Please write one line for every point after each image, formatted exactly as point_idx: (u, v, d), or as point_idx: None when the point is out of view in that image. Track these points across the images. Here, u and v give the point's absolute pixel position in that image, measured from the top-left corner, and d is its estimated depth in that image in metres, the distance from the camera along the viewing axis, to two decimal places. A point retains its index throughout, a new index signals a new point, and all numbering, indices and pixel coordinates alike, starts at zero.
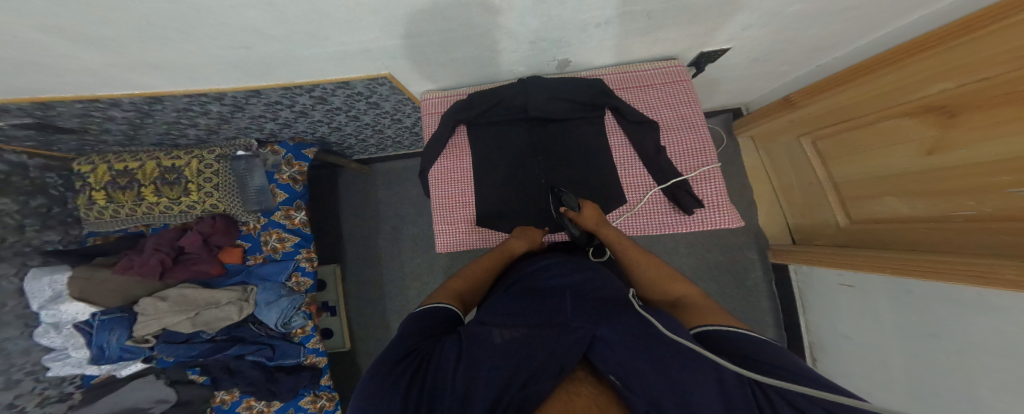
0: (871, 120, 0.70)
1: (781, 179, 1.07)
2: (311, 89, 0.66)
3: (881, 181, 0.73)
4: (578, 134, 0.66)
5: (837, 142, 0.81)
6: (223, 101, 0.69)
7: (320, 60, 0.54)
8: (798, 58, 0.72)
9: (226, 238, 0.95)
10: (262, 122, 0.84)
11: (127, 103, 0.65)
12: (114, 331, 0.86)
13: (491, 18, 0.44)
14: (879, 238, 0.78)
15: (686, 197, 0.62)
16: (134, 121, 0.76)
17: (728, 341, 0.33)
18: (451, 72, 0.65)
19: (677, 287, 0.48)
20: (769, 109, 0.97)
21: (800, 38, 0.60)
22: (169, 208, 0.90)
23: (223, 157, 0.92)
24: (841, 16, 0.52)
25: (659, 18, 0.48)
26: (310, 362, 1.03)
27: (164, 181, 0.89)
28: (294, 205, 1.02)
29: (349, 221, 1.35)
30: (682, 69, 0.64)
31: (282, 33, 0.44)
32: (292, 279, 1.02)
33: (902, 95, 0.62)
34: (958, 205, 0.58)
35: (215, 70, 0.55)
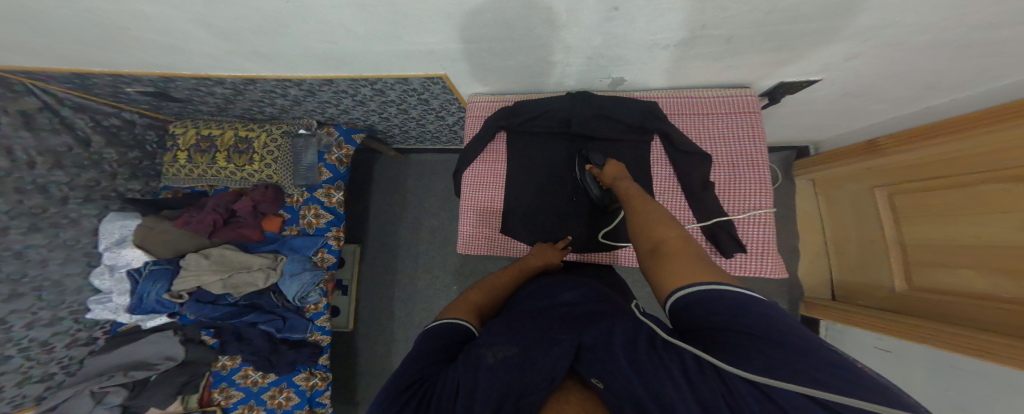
0: (973, 179, 0.60)
1: (836, 229, 0.95)
2: (374, 82, 0.72)
3: (958, 251, 0.63)
4: (616, 156, 0.64)
5: (920, 197, 0.71)
6: (301, 87, 0.77)
7: (389, 58, 0.59)
8: (897, 95, 0.64)
9: (272, 206, 1.04)
10: (327, 107, 0.92)
11: (229, 83, 0.76)
12: (157, 282, 0.94)
13: (555, 31, 0.46)
14: (931, 310, 0.69)
15: (728, 241, 0.57)
16: (228, 98, 0.87)
17: (699, 309, 0.26)
18: (502, 78, 0.67)
19: (661, 232, 0.39)
20: (846, 151, 0.88)
21: (885, 72, 0.54)
22: (233, 174, 1.01)
23: (286, 133, 1.01)
24: (939, 54, 0.47)
25: (739, 42, 0.46)
26: (315, 339, 1.06)
27: (237, 149, 1.00)
28: (335, 185, 1.09)
29: (378, 208, 1.41)
30: (755, 99, 0.60)
31: (365, 32, 0.49)
32: (319, 253, 1.08)
33: (1010, 159, 0.54)
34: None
35: (301, 60, 0.62)
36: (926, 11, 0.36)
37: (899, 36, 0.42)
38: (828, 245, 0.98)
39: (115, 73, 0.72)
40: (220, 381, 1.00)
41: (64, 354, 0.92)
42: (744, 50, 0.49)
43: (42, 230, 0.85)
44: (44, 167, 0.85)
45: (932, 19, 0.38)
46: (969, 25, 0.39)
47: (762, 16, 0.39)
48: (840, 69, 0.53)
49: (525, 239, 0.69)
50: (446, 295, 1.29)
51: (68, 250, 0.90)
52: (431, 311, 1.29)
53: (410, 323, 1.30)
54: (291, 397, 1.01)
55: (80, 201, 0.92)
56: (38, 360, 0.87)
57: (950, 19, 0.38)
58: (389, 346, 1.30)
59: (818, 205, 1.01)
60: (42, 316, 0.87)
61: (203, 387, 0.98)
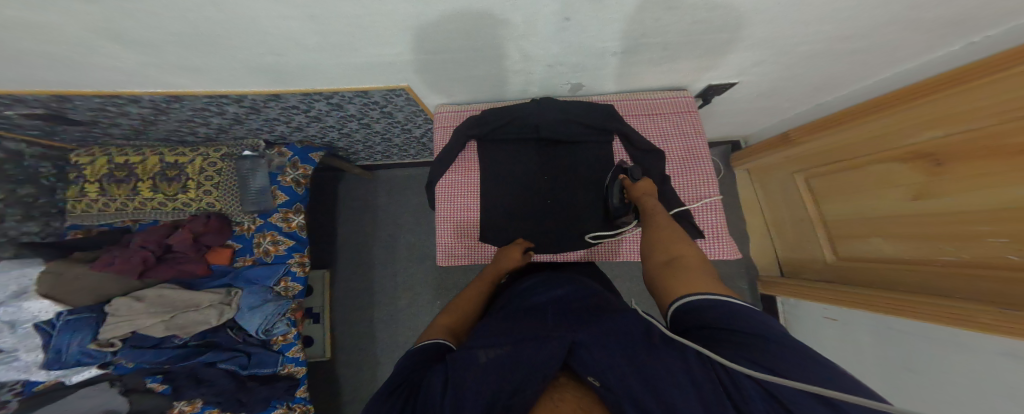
0: (864, 161, 0.74)
1: (774, 214, 1.08)
2: (329, 96, 0.68)
3: (865, 223, 0.77)
4: (589, 156, 0.68)
5: (832, 180, 0.84)
6: (241, 103, 0.70)
7: (346, 71, 0.56)
8: (798, 96, 0.76)
9: (219, 237, 0.92)
10: (274, 125, 0.85)
11: (146, 100, 0.66)
12: (78, 333, 0.80)
13: (517, 42, 0.47)
14: (855, 278, 0.82)
15: (687, 226, 0.63)
16: (147, 118, 0.76)
17: (706, 315, 0.30)
18: (466, 88, 0.67)
19: (679, 247, 0.43)
20: (765, 144, 1.01)
21: (799, 76, 0.64)
22: (163, 205, 0.89)
23: (229, 155, 0.92)
24: (836, 59, 0.57)
25: (673, 49, 0.51)
26: (287, 372, 0.97)
27: (164, 177, 0.88)
28: (293, 208, 1.00)
29: (345, 227, 1.33)
30: (692, 99, 0.67)
31: (316, 44, 0.46)
32: (281, 283, 0.98)
33: (895, 140, 0.66)
34: (936, 251, 0.62)
35: (243, 74, 0.57)
36: (818, 23, 0.43)
37: (796, 46, 0.50)
38: (767, 225, 1.12)
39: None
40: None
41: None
42: (672, 56, 0.54)
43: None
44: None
45: (822, 29, 0.45)
46: (849, 34, 0.47)
47: (688, 26, 0.44)
48: (756, 73, 0.61)
49: (507, 243, 0.69)
50: (428, 310, 1.25)
51: None
52: (415, 328, 1.24)
53: (393, 343, 1.24)
54: None
55: None
56: None
57: (836, 29, 0.45)
58: (373, 370, 1.23)
59: (755, 190, 1.15)
60: None
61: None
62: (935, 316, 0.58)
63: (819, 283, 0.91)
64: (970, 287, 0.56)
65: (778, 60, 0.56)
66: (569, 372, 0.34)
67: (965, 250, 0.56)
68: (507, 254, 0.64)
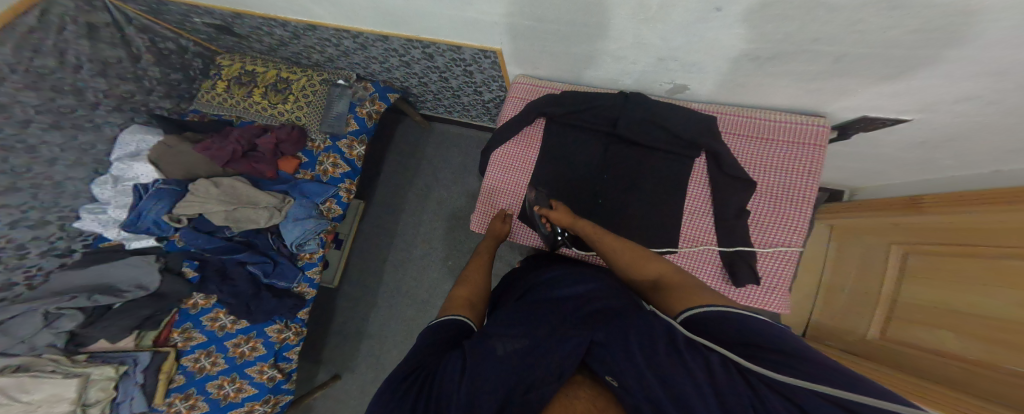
0: (978, 252, 0.59)
1: (831, 275, 0.97)
2: (427, 46, 0.70)
3: (930, 310, 0.66)
4: (659, 169, 0.64)
5: (937, 261, 0.67)
6: (356, 40, 0.77)
7: (450, 23, 0.58)
8: (950, 156, 0.63)
9: (293, 148, 1.04)
10: (371, 63, 0.91)
11: (291, 26, 0.81)
12: (160, 200, 0.93)
13: (636, 26, 0.45)
14: (886, 357, 0.74)
15: (743, 270, 0.58)
16: (282, 39, 0.93)
17: (730, 325, 0.30)
18: (553, 64, 0.65)
19: (654, 269, 0.47)
20: (874, 204, 0.89)
21: (944, 129, 0.54)
22: (263, 109, 1.05)
23: (326, 81, 1.05)
24: (984, 123, 0.47)
25: (845, 63, 0.44)
26: (299, 290, 1.05)
27: (274, 87, 1.04)
28: (359, 138, 1.09)
29: (392, 171, 1.41)
30: (828, 131, 0.56)
31: None
32: (326, 203, 1.09)
33: (992, 239, 0.57)
34: (972, 350, 0.56)
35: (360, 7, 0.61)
36: (979, 68, 0.37)
37: (982, 97, 0.41)
38: (818, 288, 1.00)
39: (196, 4, 0.86)
40: (185, 321, 0.94)
41: (32, 265, 0.86)
42: (803, 74, 0.49)
43: (62, 129, 0.89)
44: (87, 74, 0.93)
45: (973, 77, 0.38)
46: (1001, 97, 0.40)
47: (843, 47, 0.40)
48: (883, 106, 0.52)
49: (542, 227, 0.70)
50: (445, 268, 1.32)
51: (81, 153, 0.92)
52: (424, 281, 1.33)
53: (400, 288, 1.34)
54: (257, 348, 0.97)
55: (109, 109, 0.97)
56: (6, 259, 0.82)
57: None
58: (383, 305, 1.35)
59: (827, 250, 1.01)
60: (31, 217, 0.85)
61: (165, 324, 0.91)
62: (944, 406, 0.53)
63: (854, 357, 0.80)
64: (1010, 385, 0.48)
65: (918, 103, 0.48)
66: (587, 371, 0.36)
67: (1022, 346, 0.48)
68: (497, 231, 0.69)
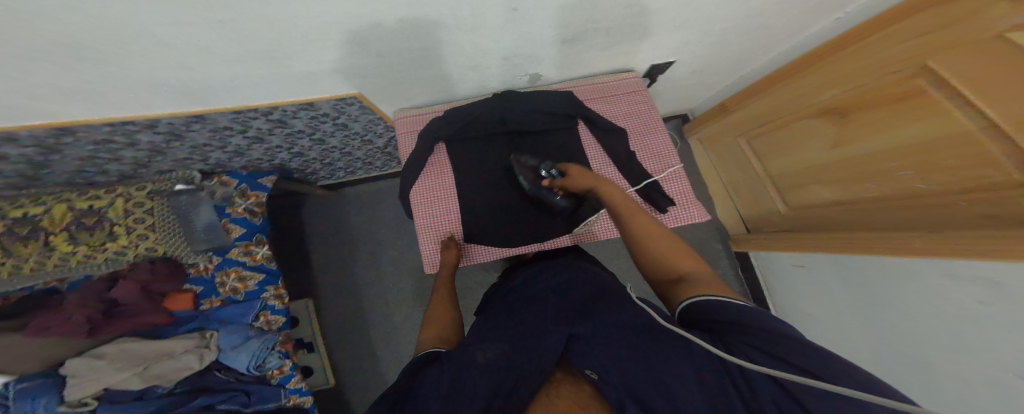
0: (796, 118, 0.81)
1: (728, 174, 1.15)
2: (269, 112, 0.68)
3: (807, 168, 0.83)
4: (558, 145, 0.69)
5: (769, 139, 0.92)
6: (155, 129, 0.66)
7: (277, 83, 0.56)
8: (730, 63, 0.84)
9: (171, 283, 0.85)
10: (206, 152, 0.82)
11: (90, 134, 0.63)
12: (38, 402, 0.65)
13: (454, 34, 0.50)
14: (813, 223, 0.87)
15: (658, 196, 0.66)
16: (98, 151, 0.71)
17: (715, 314, 0.32)
18: (422, 88, 0.69)
19: (682, 264, 0.43)
20: (710, 112, 1.11)
21: (724, 42, 0.71)
22: (89, 257, 0.79)
23: (160, 193, 0.87)
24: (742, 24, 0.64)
25: (614, 33, 0.57)
26: (293, 403, 0.94)
27: (82, 226, 0.79)
28: (254, 240, 0.94)
29: (319, 250, 1.27)
30: (639, 79, 0.73)
31: (229, 51, 0.44)
32: (261, 318, 0.93)
33: (805, 98, 0.77)
34: (863, 189, 0.70)
35: (148, 93, 0.52)
36: None
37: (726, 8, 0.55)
38: (729, 190, 1.18)
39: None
40: None
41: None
42: (596, 35, 0.57)
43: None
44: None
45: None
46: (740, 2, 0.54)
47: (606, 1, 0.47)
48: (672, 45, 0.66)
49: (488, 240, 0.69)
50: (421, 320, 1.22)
51: None
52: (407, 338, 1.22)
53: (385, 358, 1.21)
54: None
55: None
56: None
57: None
58: (370, 393, 1.17)
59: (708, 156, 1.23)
60: None
61: None
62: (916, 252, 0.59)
63: (785, 234, 0.96)
64: (938, 210, 0.57)
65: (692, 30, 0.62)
66: (564, 368, 0.38)
67: (912, 166, 0.59)
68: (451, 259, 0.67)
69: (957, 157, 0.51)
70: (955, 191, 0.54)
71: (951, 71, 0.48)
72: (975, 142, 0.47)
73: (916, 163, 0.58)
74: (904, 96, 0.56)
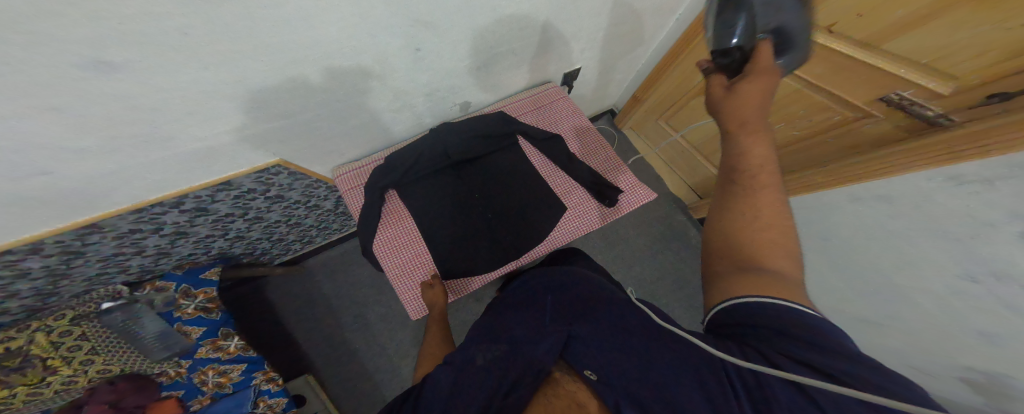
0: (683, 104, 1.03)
1: (668, 155, 1.26)
2: (177, 203, 0.66)
3: (709, 144, 1.06)
4: (505, 162, 0.71)
5: (680, 119, 1.09)
6: (58, 247, 0.61)
7: (185, 163, 0.55)
8: (634, 51, 0.94)
9: (146, 395, 0.79)
10: (124, 262, 0.77)
11: (50, 245, 0.59)
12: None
13: (373, 83, 0.53)
14: (743, 178, 1.09)
15: (608, 188, 0.70)
16: (57, 271, 0.67)
17: (730, 314, 0.28)
18: (355, 141, 0.70)
19: (766, 249, 0.28)
20: (628, 107, 1.24)
21: (620, 36, 0.79)
22: (35, 394, 0.70)
23: (91, 312, 0.75)
24: (625, 18, 0.71)
25: (519, 53, 0.64)
26: None
27: (0, 372, 0.66)
28: (220, 335, 0.90)
29: (300, 323, 1.22)
30: (559, 88, 0.79)
31: (103, 142, 0.42)
32: (260, 404, 0.91)
33: (679, 90, 1.00)
34: (763, 144, 0.93)
35: (39, 206, 0.48)
36: None
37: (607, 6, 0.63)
38: (671, 167, 1.29)
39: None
40: None
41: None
42: (499, 58, 0.62)
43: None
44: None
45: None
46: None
47: (493, 24, 0.51)
48: (568, 52, 0.74)
49: (462, 270, 0.69)
50: None
51: None
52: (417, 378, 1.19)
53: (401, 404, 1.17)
54: None
55: None
56: None
57: None
58: None
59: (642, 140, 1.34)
60: None
61: None
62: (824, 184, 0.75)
63: None
64: (821, 145, 0.77)
65: (578, 36, 0.70)
66: (565, 368, 0.36)
67: (781, 118, 0.83)
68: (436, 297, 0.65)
69: (811, 103, 0.74)
70: (857, 116, 0.66)
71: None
72: (816, 96, 0.72)
73: (785, 115, 0.82)
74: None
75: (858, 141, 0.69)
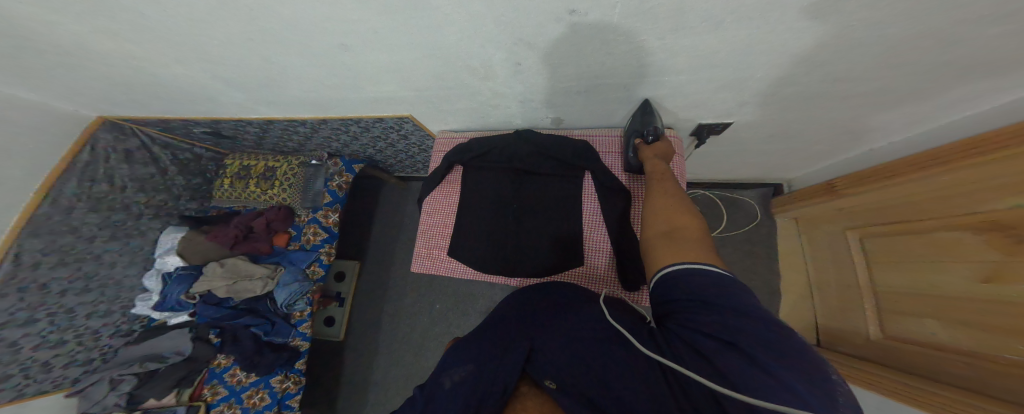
0: (930, 225, 0.56)
1: (820, 271, 0.83)
2: (358, 121, 0.90)
3: (923, 299, 0.56)
4: (559, 191, 0.68)
5: (895, 243, 0.63)
6: (306, 125, 0.99)
7: (360, 104, 0.77)
8: (826, 138, 0.67)
9: (283, 224, 1.20)
10: (329, 142, 1.14)
11: (308, 123, 0.97)
12: (180, 284, 1.09)
13: (485, 82, 0.59)
14: (906, 363, 0.58)
15: (634, 272, 0.60)
16: (305, 135, 1.09)
17: (691, 278, 0.34)
18: (461, 118, 0.78)
19: (681, 220, 0.45)
20: (812, 191, 0.84)
21: (794, 116, 0.58)
22: (259, 197, 1.26)
23: (302, 163, 1.24)
24: (825, 89, 0.49)
25: (637, 90, 0.55)
26: (295, 344, 1.14)
27: (264, 176, 1.25)
28: (333, 208, 1.24)
29: (380, 230, 1.45)
30: (680, 140, 0.64)
31: (332, 83, 0.67)
32: (312, 267, 1.19)
33: (961, 205, 0.51)
34: (998, 348, 0.43)
35: (297, 105, 0.83)
36: (732, 60, 0.43)
37: (771, 79, 0.47)
38: (812, 285, 0.86)
39: (182, 117, 0.98)
40: (212, 378, 1.09)
41: (59, 374, 0.98)
42: (610, 87, 0.55)
43: (117, 238, 1.08)
44: (130, 191, 1.11)
45: (739, 64, 0.44)
46: (793, 60, 0.42)
47: (604, 58, 0.47)
48: (711, 101, 0.56)
49: (469, 260, 0.72)
50: (425, 324, 1.26)
51: (134, 255, 1.12)
52: (414, 326, 1.28)
53: (394, 333, 1.30)
54: (263, 399, 1.07)
55: (148, 217, 1.16)
56: (86, 345, 1.02)
57: (789, 61, 0.42)
58: (367, 372, 1.28)
59: (802, 244, 0.91)
60: (101, 308, 1.04)
61: (198, 382, 1.07)
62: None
63: (857, 362, 0.67)
64: None
65: (739, 87, 0.50)
66: (532, 381, 0.34)
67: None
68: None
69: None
70: None
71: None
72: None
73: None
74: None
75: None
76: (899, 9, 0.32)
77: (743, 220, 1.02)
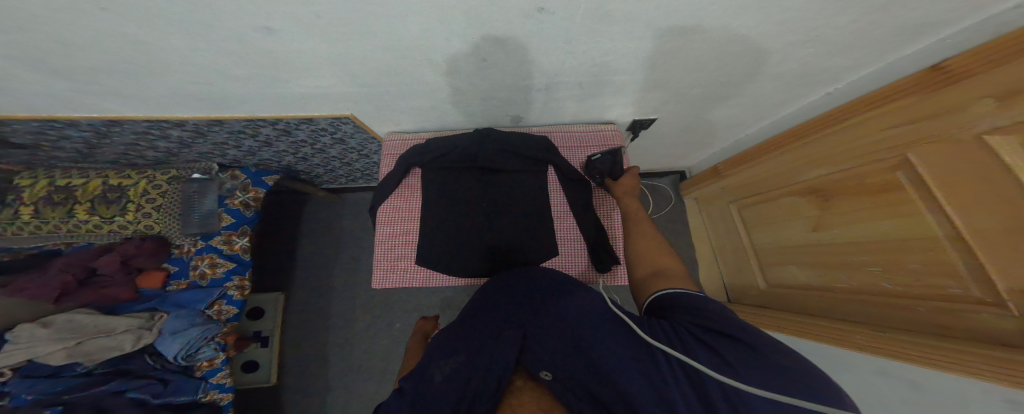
0: (778, 194, 0.80)
1: (719, 238, 1.09)
2: (275, 123, 0.74)
3: (784, 250, 0.81)
4: (524, 186, 0.71)
5: (758, 211, 0.89)
6: (184, 128, 0.76)
7: (281, 101, 0.64)
8: (714, 132, 0.88)
9: (152, 260, 0.91)
10: (224, 148, 0.90)
11: (190, 124, 0.74)
12: None
13: (446, 79, 0.57)
14: (783, 303, 0.83)
15: (606, 254, 0.69)
16: (184, 141, 0.84)
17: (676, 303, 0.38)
18: (413, 118, 0.73)
19: (665, 261, 0.50)
20: (704, 175, 1.09)
21: (700, 111, 0.75)
22: (97, 229, 0.84)
23: (178, 179, 0.93)
24: (715, 91, 0.64)
25: (588, 87, 0.62)
26: (209, 399, 0.91)
27: (104, 200, 0.85)
28: (238, 231, 1.00)
29: (307, 249, 1.24)
30: (619, 132, 0.75)
31: (245, 74, 0.54)
32: (214, 306, 0.95)
33: (790, 177, 0.75)
34: (833, 278, 0.67)
35: (179, 100, 0.63)
36: (666, 66, 0.54)
37: (688, 87, 0.62)
38: (715, 252, 1.13)
39: None
40: None
41: None
42: (566, 86, 0.61)
43: None
44: None
45: (674, 68, 0.55)
46: (705, 65, 0.54)
47: (564, 56, 0.51)
48: (642, 99, 0.67)
49: (442, 269, 0.69)
50: (383, 343, 1.15)
51: None
52: (369, 348, 1.15)
53: (345, 363, 1.13)
54: None
55: None
56: None
57: (698, 65, 0.54)
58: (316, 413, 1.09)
59: (703, 219, 1.18)
60: None
61: None
62: (858, 344, 0.56)
63: (755, 308, 0.91)
64: (916, 321, 0.50)
65: (663, 86, 0.62)
66: (525, 372, 0.38)
67: (884, 264, 0.55)
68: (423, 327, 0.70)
69: (945, 271, 0.45)
70: (979, 298, 0.41)
71: (933, 173, 0.45)
72: (948, 264, 0.44)
73: (888, 264, 0.54)
74: (882, 189, 0.53)
75: (959, 323, 0.44)
76: (773, 28, 0.44)
77: (661, 202, 1.25)
